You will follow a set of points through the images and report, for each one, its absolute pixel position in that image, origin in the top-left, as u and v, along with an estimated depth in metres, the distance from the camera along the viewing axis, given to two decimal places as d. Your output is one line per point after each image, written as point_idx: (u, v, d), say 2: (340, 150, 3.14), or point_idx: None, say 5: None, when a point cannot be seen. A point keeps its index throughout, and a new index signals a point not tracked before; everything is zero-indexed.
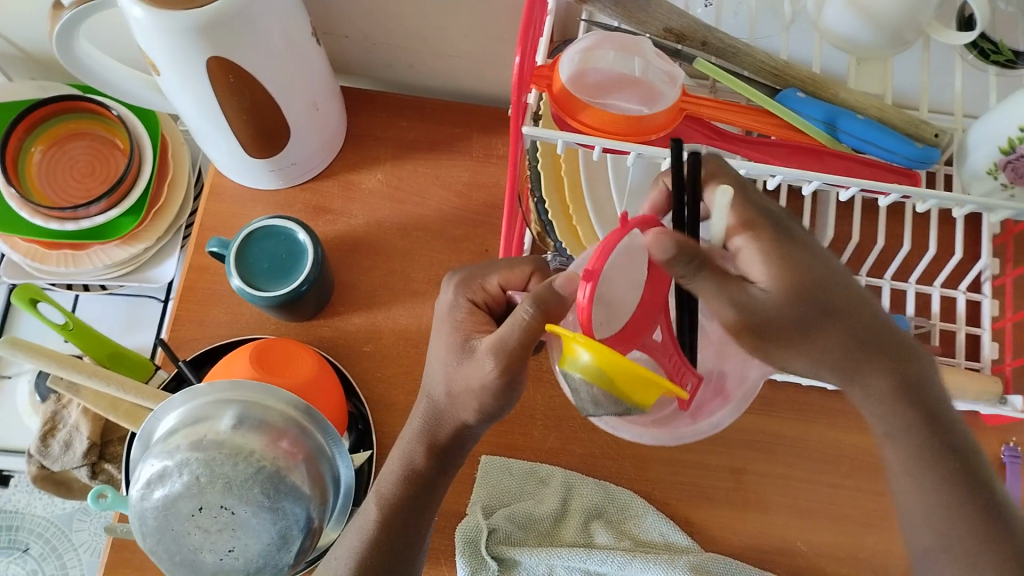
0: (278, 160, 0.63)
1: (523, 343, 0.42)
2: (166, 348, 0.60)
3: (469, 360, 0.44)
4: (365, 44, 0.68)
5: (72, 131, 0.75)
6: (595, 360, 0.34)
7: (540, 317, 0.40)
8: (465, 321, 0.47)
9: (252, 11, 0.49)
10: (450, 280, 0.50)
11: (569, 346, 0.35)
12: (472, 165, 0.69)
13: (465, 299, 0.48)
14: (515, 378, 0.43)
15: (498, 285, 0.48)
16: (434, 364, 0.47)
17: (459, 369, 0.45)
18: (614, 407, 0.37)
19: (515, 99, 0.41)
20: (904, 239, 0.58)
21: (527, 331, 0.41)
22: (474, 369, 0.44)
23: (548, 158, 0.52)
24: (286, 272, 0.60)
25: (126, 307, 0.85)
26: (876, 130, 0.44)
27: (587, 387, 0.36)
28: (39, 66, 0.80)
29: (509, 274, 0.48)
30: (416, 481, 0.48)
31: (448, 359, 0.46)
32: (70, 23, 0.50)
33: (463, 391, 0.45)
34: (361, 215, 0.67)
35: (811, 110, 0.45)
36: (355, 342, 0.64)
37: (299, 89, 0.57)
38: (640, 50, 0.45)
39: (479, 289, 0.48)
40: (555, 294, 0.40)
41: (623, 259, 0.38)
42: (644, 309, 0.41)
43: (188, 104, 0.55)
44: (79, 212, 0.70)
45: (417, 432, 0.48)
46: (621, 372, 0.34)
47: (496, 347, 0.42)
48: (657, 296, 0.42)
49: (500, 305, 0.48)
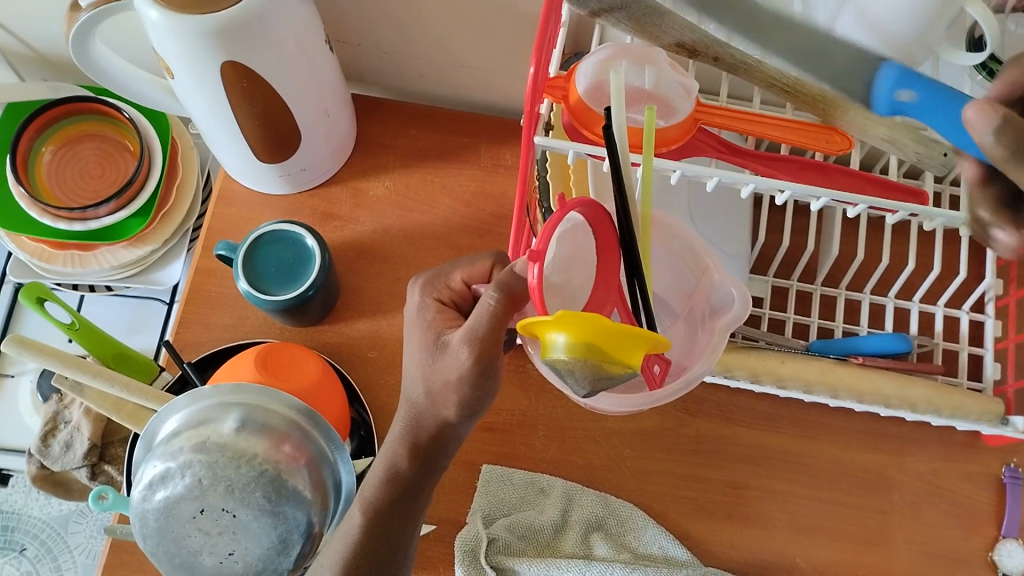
0: (286, 165, 0.63)
1: (493, 331, 0.42)
2: (171, 350, 0.60)
3: (444, 355, 0.44)
4: (376, 54, 0.68)
5: (83, 132, 0.75)
6: (572, 335, 0.34)
7: (507, 301, 0.40)
8: (435, 319, 0.46)
9: (267, 16, 0.49)
10: (415, 282, 0.49)
11: (544, 335, 0.35)
12: (481, 175, 0.69)
13: (432, 299, 0.47)
14: (489, 366, 0.43)
15: (461, 281, 0.48)
16: (412, 369, 0.47)
17: (435, 366, 0.45)
18: (604, 382, 0.36)
19: (529, 107, 0.42)
20: (960, 266, 0.57)
21: (496, 319, 0.41)
22: (448, 362, 0.44)
23: (557, 167, 0.54)
24: (293, 276, 0.60)
25: (130, 310, 0.85)
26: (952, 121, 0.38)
27: (576, 370, 0.35)
28: (53, 67, 0.80)
29: (472, 268, 0.48)
30: (398, 485, 0.48)
31: (424, 358, 0.46)
32: (87, 24, 0.51)
33: (442, 385, 0.45)
34: (368, 222, 0.67)
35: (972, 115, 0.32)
36: (359, 348, 0.64)
37: (312, 95, 0.58)
38: (653, 61, 0.46)
39: (445, 288, 0.48)
40: (517, 277, 0.40)
41: (569, 242, 0.40)
42: (599, 291, 0.42)
43: (200, 107, 0.55)
44: (87, 213, 0.71)
45: (400, 437, 0.48)
46: (601, 336, 0.34)
47: (469, 338, 0.42)
48: (610, 283, 0.42)
49: (466, 300, 0.48)
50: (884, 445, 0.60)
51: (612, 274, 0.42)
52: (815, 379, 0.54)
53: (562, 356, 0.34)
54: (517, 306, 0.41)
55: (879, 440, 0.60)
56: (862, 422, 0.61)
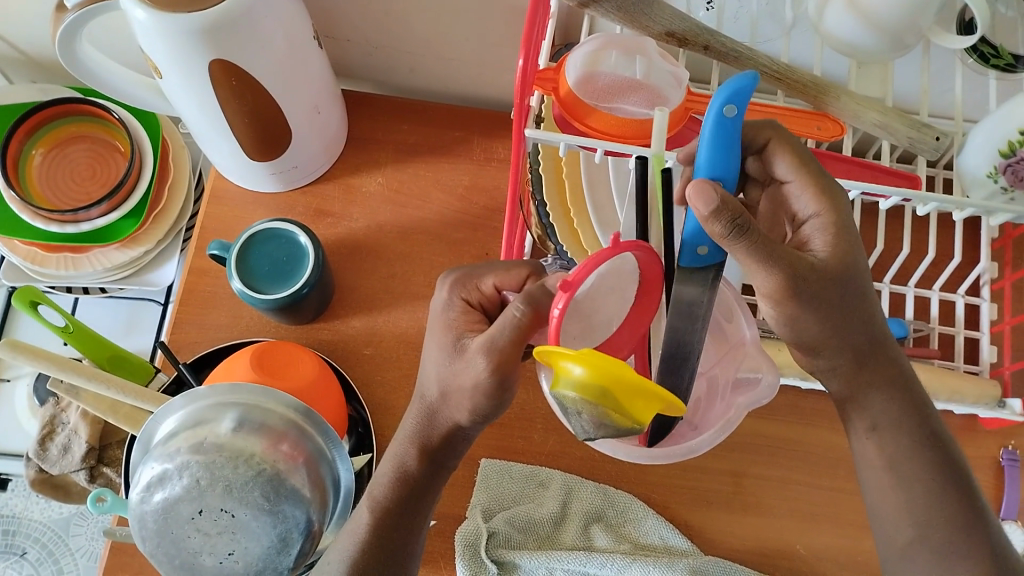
0: (278, 163, 0.63)
1: (516, 345, 0.41)
2: (166, 351, 0.60)
3: (461, 360, 0.43)
4: (365, 48, 0.68)
5: (73, 134, 0.75)
6: (591, 373, 0.33)
7: (533, 313, 0.39)
8: (458, 320, 0.46)
9: (256, 13, 0.49)
10: (445, 278, 0.49)
11: (559, 365, 0.34)
12: (473, 169, 0.69)
13: (460, 299, 0.47)
14: (506, 379, 0.42)
15: (492, 285, 0.47)
16: (430, 365, 0.46)
17: (451, 370, 0.44)
18: (610, 430, 0.35)
19: (518, 100, 0.41)
20: (956, 250, 0.57)
21: (520, 332, 0.40)
22: (465, 369, 0.43)
23: (549, 161, 0.53)
24: (287, 274, 0.60)
25: (125, 311, 0.84)
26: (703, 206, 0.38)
27: (584, 408, 0.34)
28: (41, 69, 0.80)
29: (504, 275, 0.47)
30: (411, 484, 0.48)
31: (441, 359, 0.45)
32: (74, 24, 0.50)
33: (457, 390, 0.44)
34: (361, 218, 0.67)
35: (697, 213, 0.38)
36: (354, 345, 0.64)
37: (302, 92, 0.57)
38: (643, 50, 0.44)
39: (474, 290, 0.47)
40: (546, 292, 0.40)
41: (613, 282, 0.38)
42: (624, 333, 0.40)
43: (191, 106, 0.55)
44: (79, 215, 0.70)
45: (410, 436, 0.47)
46: (618, 385, 0.33)
47: (487, 348, 0.41)
48: (637, 327, 0.40)
49: (493, 304, 0.47)
50: None
51: (645, 314, 0.40)
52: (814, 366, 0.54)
53: (573, 392, 0.34)
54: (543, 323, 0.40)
55: None
56: None
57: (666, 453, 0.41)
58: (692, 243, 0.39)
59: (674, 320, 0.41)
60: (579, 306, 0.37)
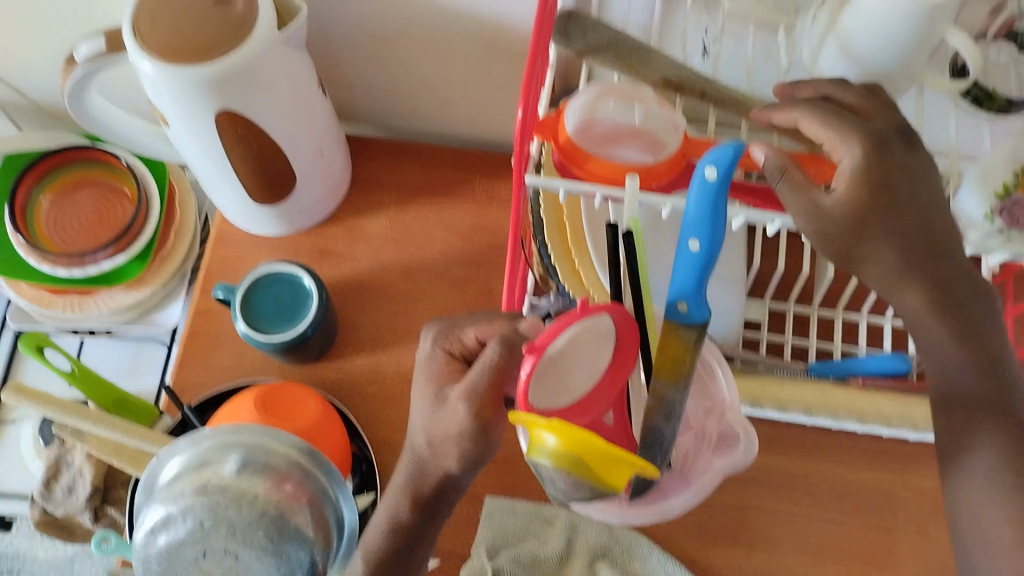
0: (283, 206, 0.64)
1: (494, 389, 0.42)
2: (172, 394, 0.61)
3: (445, 409, 0.44)
4: (368, 92, 0.69)
5: (79, 179, 0.76)
6: (564, 443, 0.33)
7: (508, 357, 0.41)
8: (441, 371, 0.46)
9: (261, 64, 0.50)
10: (429, 331, 0.50)
11: (535, 433, 0.35)
12: (475, 208, 0.70)
13: (443, 351, 0.47)
14: (489, 423, 0.43)
15: (473, 337, 0.47)
16: (416, 417, 0.46)
17: (437, 419, 0.44)
18: (588, 493, 0.36)
19: (518, 147, 0.42)
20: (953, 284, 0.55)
21: (497, 375, 0.42)
22: (450, 417, 0.43)
23: (550, 204, 0.53)
24: (291, 316, 0.60)
25: (130, 351, 0.85)
26: (686, 273, 0.40)
27: (560, 473, 0.35)
28: (49, 116, 0.81)
29: (485, 327, 0.47)
30: (402, 532, 0.48)
31: (426, 409, 0.45)
32: (82, 76, 0.51)
33: (444, 439, 0.44)
34: (365, 258, 0.68)
35: (680, 270, 0.40)
36: (360, 384, 0.64)
37: (306, 139, 0.58)
38: (640, 96, 0.45)
39: (457, 342, 0.48)
40: (520, 336, 0.42)
41: (589, 336, 0.38)
42: (602, 388, 0.40)
43: (196, 153, 0.55)
44: (85, 258, 0.71)
45: (402, 487, 0.47)
46: (589, 454, 0.33)
47: (468, 394, 0.42)
48: (616, 380, 0.40)
49: (475, 355, 0.47)
50: (888, 465, 0.60)
51: (625, 369, 0.40)
52: (817, 402, 0.53)
53: (548, 459, 0.34)
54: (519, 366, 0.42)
55: (884, 461, 0.60)
56: (867, 443, 0.61)
57: (640, 513, 0.43)
58: (674, 298, 0.41)
59: (660, 383, 0.41)
60: (555, 362, 0.37)
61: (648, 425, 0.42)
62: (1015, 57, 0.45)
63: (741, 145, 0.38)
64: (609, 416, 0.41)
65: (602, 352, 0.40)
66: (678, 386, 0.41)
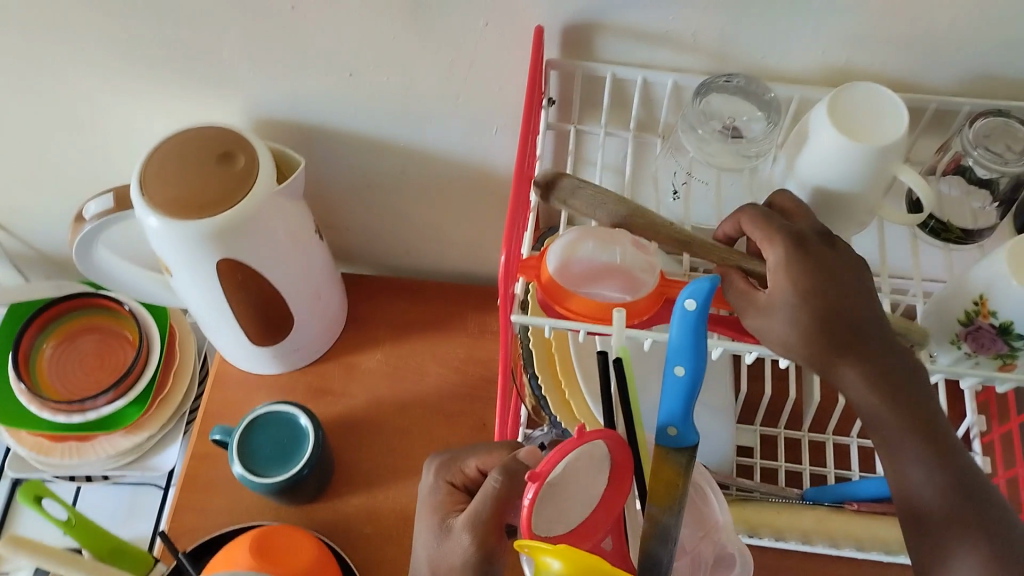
0: (281, 347, 0.65)
1: (496, 519, 0.43)
2: (167, 540, 0.60)
3: (449, 538, 0.44)
4: (363, 236, 0.72)
5: (84, 326, 0.78)
6: (570, 567, 0.34)
7: (509, 484, 0.42)
8: (443, 504, 0.47)
9: (261, 216, 0.53)
10: (434, 462, 0.50)
11: (539, 559, 0.35)
12: (468, 342, 0.72)
13: (443, 482, 0.48)
14: (491, 554, 0.42)
15: (475, 466, 0.48)
16: (420, 549, 0.46)
17: (439, 550, 0.44)
18: None
19: (503, 288, 0.44)
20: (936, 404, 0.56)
21: (499, 503, 0.42)
22: (451, 546, 0.43)
23: (540, 341, 0.55)
24: (288, 456, 0.61)
25: (126, 497, 0.84)
26: (669, 399, 0.41)
27: None
28: (57, 267, 0.85)
29: (485, 458, 0.48)
30: None
31: (430, 542, 0.45)
32: (91, 232, 0.54)
33: (445, 570, 0.43)
34: (361, 395, 0.69)
35: (667, 396, 0.41)
36: (356, 523, 0.64)
37: (303, 283, 0.61)
38: (620, 239, 0.48)
39: (459, 471, 0.48)
40: (519, 463, 0.43)
41: (583, 462, 0.39)
42: (598, 514, 0.40)
43: (197, 299, 0.58)
44: (86, 403, 0.72)
45: None
46: (594, 574, 0.34)
47: (470, 523, 0.43)
48: (613, 507, 0.40)
49: (478, 485, 0.48)
50: None
51: (621, 497, 0.40)
52: (812, 529, 0.54)
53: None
54: (518, 493, 0.42)
55: None
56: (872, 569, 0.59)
57: None
58: (663, 424, 0.41)
59: (655, 508, 0.41)
60: (552, 488, 0.38)
61: (646, 549, 0.41)
62: (966, 191, 0.47)
63: (715, 279, 0.40)
64: (608, 541, 0.41)
65: (596, 477, 0.40)
66: (673, 510, 0.41)
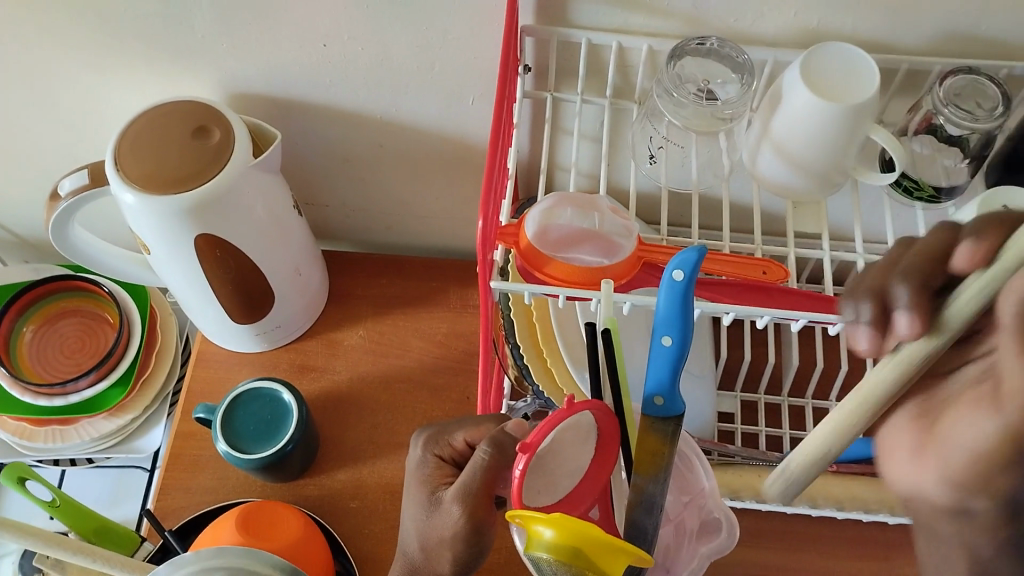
0: (262, 324, 0.65)
1: (486, 490, 0.43)
2: (153, 519, 0.60)
3: (438, 511, 0.45)
4: (343, 212, 0.72)
5: (63, 309, 0.77)
6: (563, 537, 0.34)
7: (498, 455, 0.42)
8: (433, 475, 0.47)
9: (237, 190, 0.53)
10: (419, 436, 0.50)
11: (531, 528, 0.35)
12: (450, 317, 0.72)
13: (432, 455, 0.48)
14: (480, 526, 0.43)
15: (463, 440, 0.48)
16: (409, 520, 0.47)
17: (430, 522, 0.45)
18: None
19: (480, 255, 0.44)
20: None
21: (488, 475, 0.42)
22: (443, 518, 0.44)
23: (521, 311, 0.55)
24: (272, 434, 0.61)
25: (111, 481, 0.84)
26: (658, 368, 0.41)
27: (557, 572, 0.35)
28: (35, 250, 0.84)
29: (474, 430, 0.48)
30: None
31: (420, 513, 0.46)
32: (67, 210, 0.54)
33: (437, 541, 0.45)
34: (344, 371, 0.69)
35: (655, 365, 0.41)
36: (341, 498, 0.64)
37: (283, 258, 0.61)
38: (596, 208, 0.48)
39: (447, 445, 0.48)
40: (509, 435, 0.43)
41: (570, 432, 0.40)
42: (586, 485, 0.40)
43: (176, 276, 0.57)
44: (68, 387, 0.72)
45: None
46: (589, 543, 0.34)
47: (460, 495, 0.43)
48: (599, 479, 0.41)
49: (466, 458, 0.48)
50: (874, 551, 0.59)
51: (607, 468, 0.41)
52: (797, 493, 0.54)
53: (546, 555, 0.34)
54: (508, 465, 0.42)
55: (869, 547, 0.60)
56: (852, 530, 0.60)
57: None
58: (650, 393, 0.41)
59: (639, 478, 0.42)
60: (539, 460, 0.39)
61: (631, 519, 0.42)
62: (937, 149, 0.48)
63: (704, 249, 0.39)
64: (595, 510, 0.42)
65: (585, 448, 0.41)
66: (657, 479, 0.42)
